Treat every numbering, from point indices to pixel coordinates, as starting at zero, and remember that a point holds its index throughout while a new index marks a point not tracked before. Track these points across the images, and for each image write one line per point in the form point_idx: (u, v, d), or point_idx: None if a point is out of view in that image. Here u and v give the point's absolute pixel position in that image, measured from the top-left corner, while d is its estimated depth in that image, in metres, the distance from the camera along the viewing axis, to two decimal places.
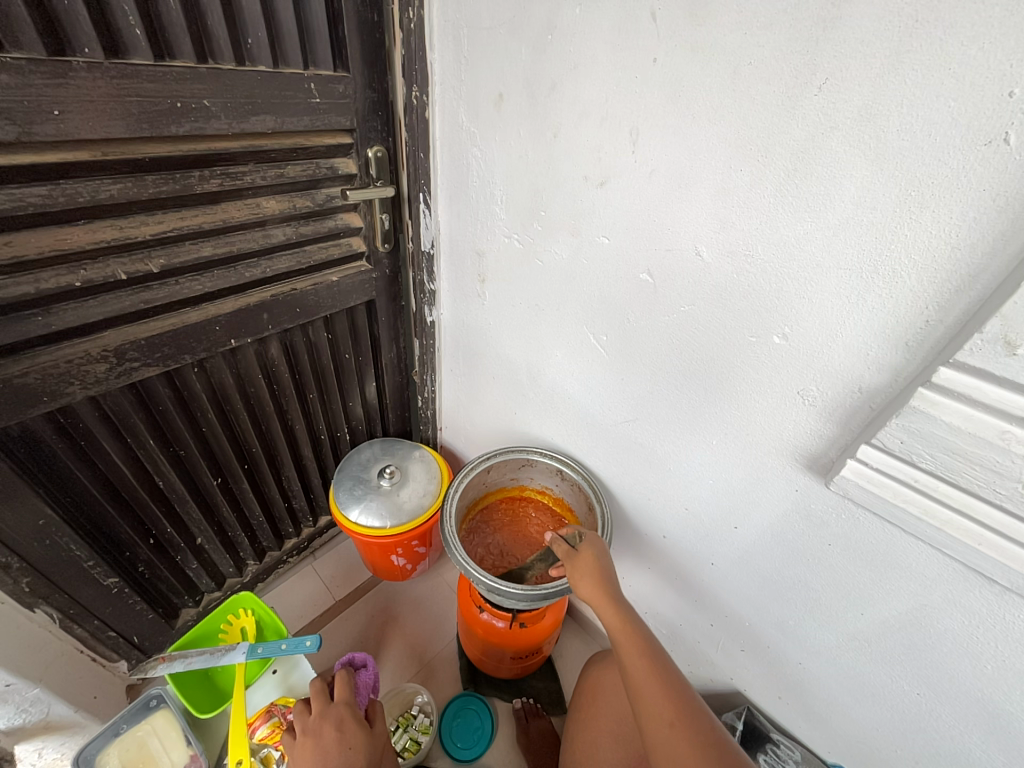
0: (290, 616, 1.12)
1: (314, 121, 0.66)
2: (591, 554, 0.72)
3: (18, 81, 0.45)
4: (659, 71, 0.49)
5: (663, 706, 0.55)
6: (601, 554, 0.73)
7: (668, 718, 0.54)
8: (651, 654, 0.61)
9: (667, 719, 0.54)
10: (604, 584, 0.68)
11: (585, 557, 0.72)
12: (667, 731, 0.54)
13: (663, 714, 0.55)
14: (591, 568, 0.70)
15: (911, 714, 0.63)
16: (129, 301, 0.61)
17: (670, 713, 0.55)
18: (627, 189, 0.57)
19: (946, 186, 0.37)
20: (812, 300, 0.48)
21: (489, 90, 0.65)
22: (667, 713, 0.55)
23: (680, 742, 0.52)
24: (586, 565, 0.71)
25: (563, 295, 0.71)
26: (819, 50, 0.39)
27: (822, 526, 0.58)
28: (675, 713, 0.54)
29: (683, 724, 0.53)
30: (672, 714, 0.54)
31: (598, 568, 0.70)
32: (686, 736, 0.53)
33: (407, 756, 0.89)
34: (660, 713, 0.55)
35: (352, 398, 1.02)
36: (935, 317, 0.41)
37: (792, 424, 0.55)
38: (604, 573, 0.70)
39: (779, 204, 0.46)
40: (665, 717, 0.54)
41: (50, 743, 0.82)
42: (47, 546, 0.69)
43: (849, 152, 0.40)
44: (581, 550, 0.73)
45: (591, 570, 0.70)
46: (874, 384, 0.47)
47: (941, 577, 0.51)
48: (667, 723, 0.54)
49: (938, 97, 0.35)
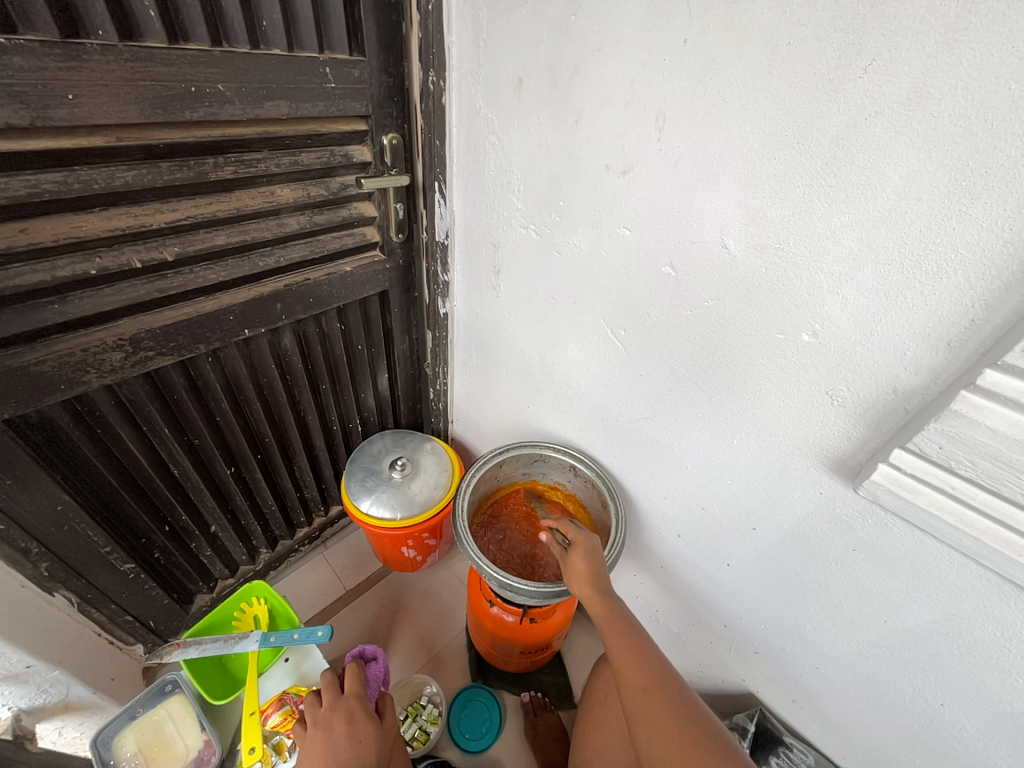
0: (303, 604, 1.14)
1: (329, 107, 0.64)
2: (580, 556, 0.71)
3: (32, 64, 0.44)
4: (689, 53, 0.46)
5: (636, 674, 0.58)
6: (593, 555, 0.71)
7: (641, 683, 0.58)
8: (626, 627, 0.63)
9: (640, 685, 0.57)
10: (592, 575, 0.68)
11: (576, 559, 0.71)
12: (641, 697, 0.57)
13: (637, 680, 0.58)
14: (582, 569, 0.69)
15: (931, 722, 0.62)
16: (145, 289, 0.61)
17: (643, 679, 0.58)
18: (650, 178, 0.55)
19: (1001, 177, 0.35)
20: (846, 297, 0.45)
21: (509, 75, 0.63)
22: (640, 678, 0.58)
23: (654, 704, 0.55)
24: (575, 567, 0.70)
25: (581, 288, 0.69)
26: (867, 29, 0.36)
27: (847, 531, 0.56)
28: (647, 678, 0.58)
29: (655, 688, 0.57)
30: (645, 681, 0.57)
31: (588, 569, 0.69)
32: (658, 698, 0.56)
33: (416, 745, 0.90)
34: (634, 679, 0.58)
35: (364, 389, 1.01)
36: (982, 316, 0.39)
37: (819, 424, 0.53)
38: (595, 572, 0.69)
39: (814, 194, 0.44)
40: (638, 684, 0.58)
41: (70, 722, 0.84)
42: (65, 532, 0.69)
43: (896, 140, 0.38)
44: (570, 553, 0.72)
45: (580, 573, 0.69)
46: (911, 385, 0.45)
47: (974, 587, 0.49)
48: (640, 689, 0.57)
49: (996, 78, 0.33)
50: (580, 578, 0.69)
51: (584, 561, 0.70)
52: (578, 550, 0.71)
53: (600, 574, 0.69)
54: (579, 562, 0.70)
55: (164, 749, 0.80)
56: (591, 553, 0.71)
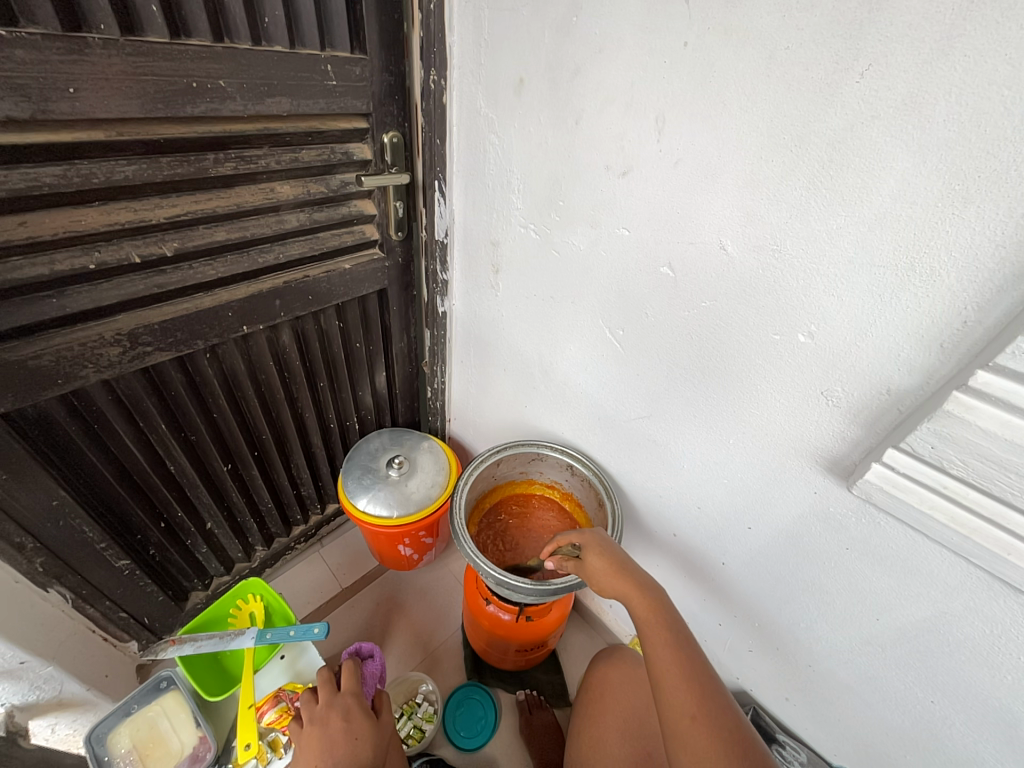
0: (298, 602, 1.13)
1: (330, 105, 0.64)
2: (595, 555, 0.70)
3: (34, 57, 0.44)
4: (689, 55, 0.47)
5: (684, 699, 0.54)
6: (609, 552, 0.71)
7: (688, 711, 0.53)
8: (676, 643, 0.59)
9: (688, 712, 0.53)
10: (625, 576, 0.66)
11: (592, 557, 0.71)
12: (688, 726, 0.52)
13: (685, 706, 0.54)
14: (602, 567, 0.69)
15: (922, 719, 0.62)
16: (144, 284, 0.61)
17: (692, 707, 0.53)
18: (649, 179, 0.55)
19: (993, 181, 0.35)
20: (840, 299, 0.46)
21: (509, 74, 0.63)
22: (688, 706, 0.54)
23: (701, 737, 0.51)
24: (595, 567, 0.70)
25: (580, 288, 0.70)
26: (863, 34, 0.37)
27: (840, 530, 0.57)
28: (698, 707, 0.53)
29: (704, 720, 0.52)
30: (694, 709, 0.53)
31: (611, 566, 0.68)
32: (706, 732, 0.51)
33: (411, 743, 0.90)
34: (681, 705, 0.54)
35: (361, 387, 1.01)
36: (974, 318, 0.39)
37: (814, 424, 0.54)
38: (622, 567, 0.68)
39: (810, 197, 0.44)
40: (686, 711, 0.53)
41: (64, 719, 0.82)
42: (60, 527, 0.69)
43: (891, 144, 0.38)
44: (585, 552, 0.72)
45: (602, 571, 0.69)
46: (905, 386, 0.46)
47: (964, 586, 0.50)
48: (687, 716, 0.53)
49: (989, 85, 0.33)
50: (603, 577, 0.68)
51: (606, 561, 0.69)
52: (592, 550, 0.71)
53: (633, 571, 0.67)
54: (597, 561, 0.70)
55: (158, 746, 0.80)
56: (604, 548, 0.71)
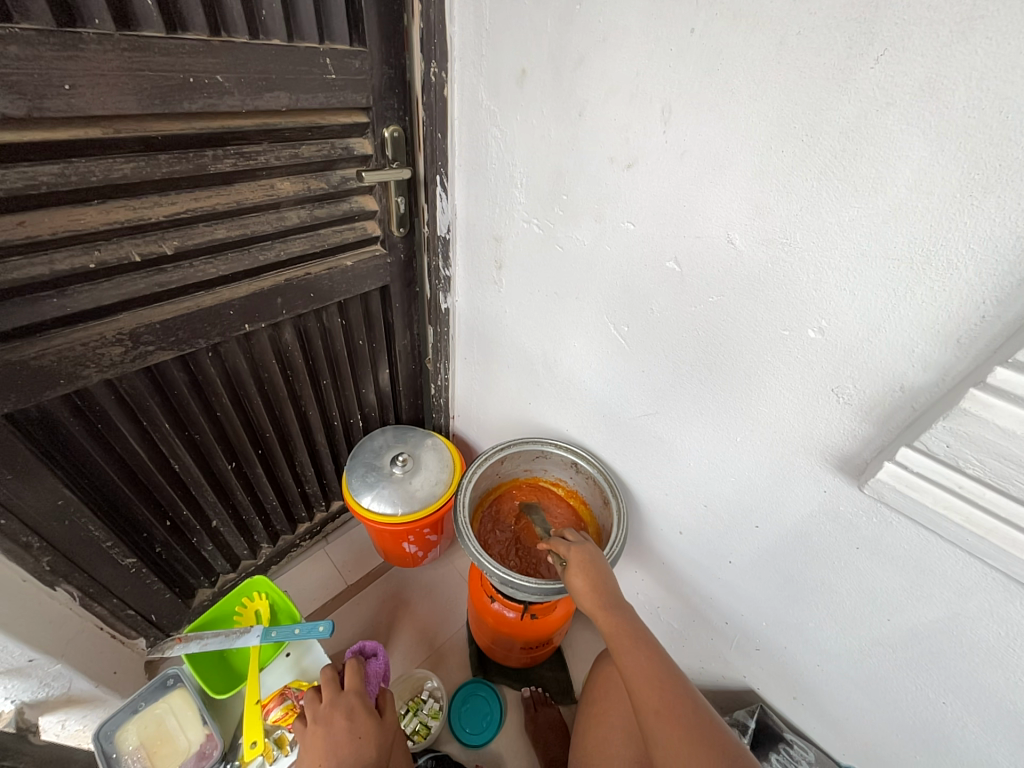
0: (304, 599, 1.14)
1: (330, 99, 0.63)
2: (574, 573, 0.69)
3: (28, 54, 0.44)
4: (696, 43, 0.45)
5: (648, 695, 0.56)
6: (594, 568, 0.69)
7: (652, 705, 0.55)
8: (641, 644, 0.61)
9: (652, 707, 0.55)
10: (594, 588, 0.67)
11: (574, 574, 0.69)
12: (655, 720, 0.54)
13: (649, 702, 0.55)
14: (582, 587, 0.67)
15: (933, 721, 0.61)
16: (144, 283, 0.60)
17: (656, 701, 0.55)
18: (655, 171, 0.54)
19: (1016, 170, 0.34)
20: (853, 292, 0.45)
21: (512, 66, 0.62)
22: (653, 701, 0.55)
23: (668, 728, 0.53)
24: (575, 587, 0.68)
25: (584, 284, 0.69)
26: (879, 18, 0.35)
27: (850, 529, 0.56)
28: (659, 700, 0.55)
29: (668, 711, 0.54)
30: (657, 702, 0.55)
31: (588, 585, 0.67)
32: (672, 722, 0.53)
33: (417, 740, 0.91)
34: (646, 700, 0.56)
35: (365, 384, 1.01)
36: (992, 313, 0.38)
37: (824, 423, 0.53)
38: (594, 580, 0.67)
39: (822, 188, 0.43)
40: (650, 706, 0.55)
41: (73, 715, 0.83)
42: (67, 525, 0.69)
43: (906, 132, 0.37)
44: (567, 571, 0.70)
45: (579, 589, 0.68)
46: (918, 383, 0.44)
47: (979, 587, 0.49)
48: (652, 711, 0.55)
49: (1013, 68, 0.32)
50: (584, 596, 0.67)
51: (582, 577, 0.68)
52: (573, 568, 0.70)
53: (606, 587, 0.67)
54: (575, 579, 0.69)
55: (165, 743, 0.80)
56: (590, 566, 0.69)
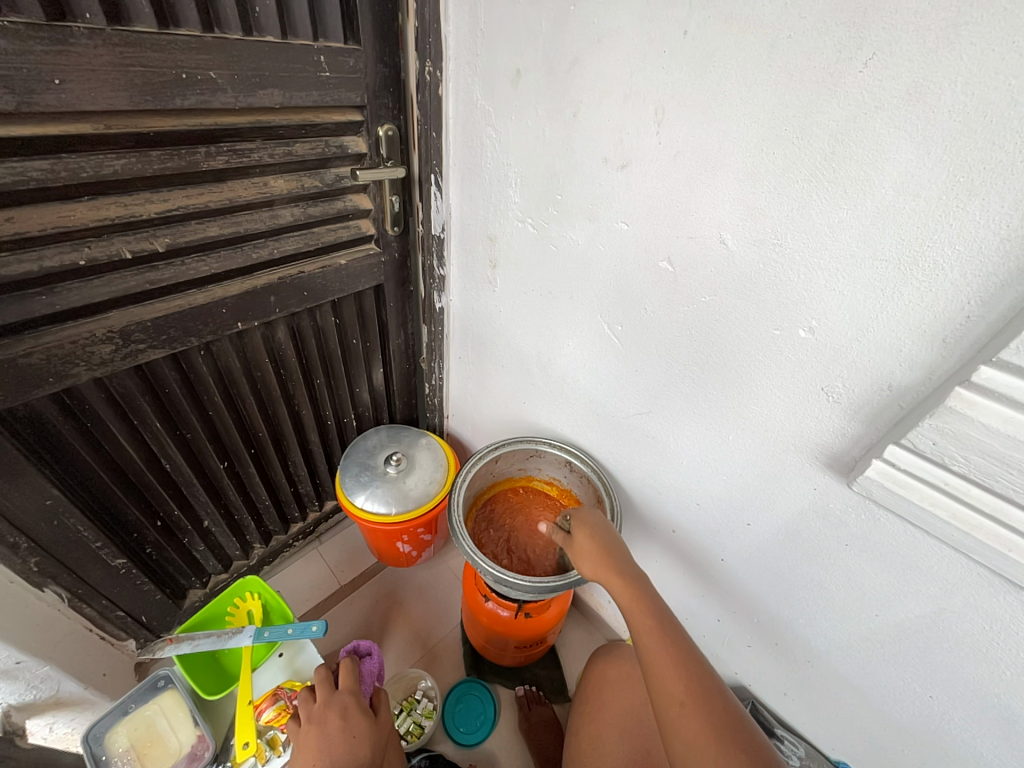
0: (296, 599, 1.13)
1: (323, 97, 0.63)
2: (586, 536, 0.71)
3: (17, 48, 0.43)
4: (689, 45, 0.46)
5: (674, 686, 0.54)
6: (604, 534, 0.71)
7: (678, 698, 0.53)
8: (665, 628, 0.59)
9: (677, 699, 0.53)
10: (608, 559, 0.67)
11: (583, 535, 0.72)
12: (679, 711, 0.53)
13: (674, 693, 0.54)
14: (593, 550, 0.69)
15: (921, 715, 0.62)
16: (136, 280, 0.60)
17: (681, 694, 0.53)
18: (649, 172, 0.54)
19: (999, 173, 0.35)
20: (842, 293, 0.45)
21: (506, 65, 0.62)
22: (678, 692, 0.54)
23: (693, 723, 0.52)
24: (586, 549, 0.70)
25: (578, 284, 0.69)
26: (867, 23, 0.36)
27: (839, 526, 0.57)
28: (686, 694, 0.53)
29: (693, 704, 0.52)
30: (683, 696, 0.53)
31: (599, 549, 0.69)
32: (698, 717, 0.52)
33: (411, 739, 0.90)
34: (671, 691, 0.54)
35: (359, 384, 1.01)
36: (978, 313, 0.39)
37: (814, 422, 0.53)
38: (608, 552, 0.68)
39: (813, 190, 0.43)
40: (675, 698, 0.53)
41: (61, 719, 0.81)
42: (55, 525, 0.68)
43: (894, 135, 0.38)
44: (579, 534, 0.72)
45: (593, 555, 0.69)
46: (906, 382, 0.45)
47: (964, 581, 0.50)
48: (677, 703, 0.53)
49: (996, 74, 0.33)
50: (593, 559, 0.69)
51: (595, 543, 0.70)
52: (583, 530, 0.72)
53: (619, 555, 0.68)
54: (586, 541, 0.71)
55: (155, 744, 0.80)
56: (602, 533, 0.71)
